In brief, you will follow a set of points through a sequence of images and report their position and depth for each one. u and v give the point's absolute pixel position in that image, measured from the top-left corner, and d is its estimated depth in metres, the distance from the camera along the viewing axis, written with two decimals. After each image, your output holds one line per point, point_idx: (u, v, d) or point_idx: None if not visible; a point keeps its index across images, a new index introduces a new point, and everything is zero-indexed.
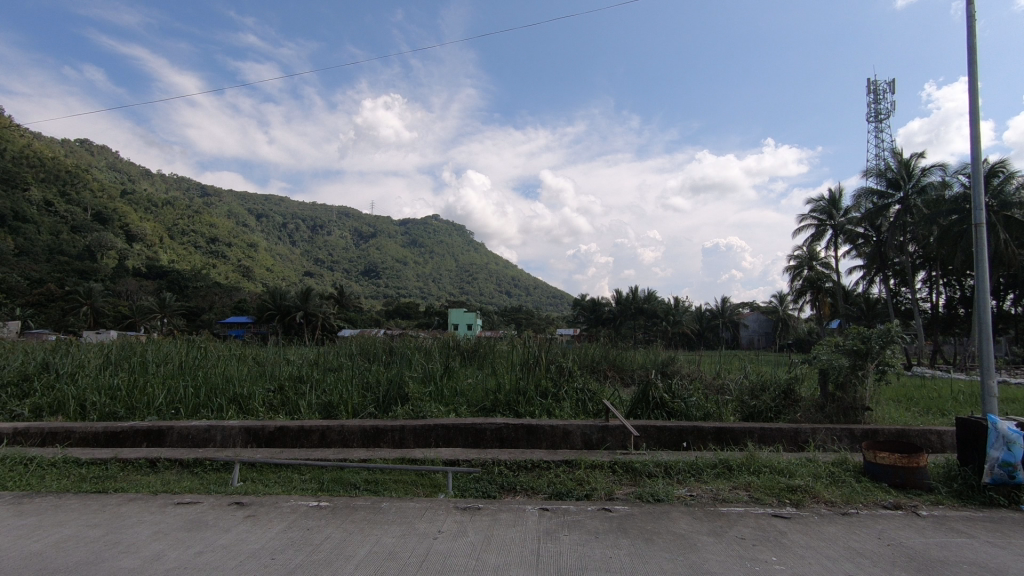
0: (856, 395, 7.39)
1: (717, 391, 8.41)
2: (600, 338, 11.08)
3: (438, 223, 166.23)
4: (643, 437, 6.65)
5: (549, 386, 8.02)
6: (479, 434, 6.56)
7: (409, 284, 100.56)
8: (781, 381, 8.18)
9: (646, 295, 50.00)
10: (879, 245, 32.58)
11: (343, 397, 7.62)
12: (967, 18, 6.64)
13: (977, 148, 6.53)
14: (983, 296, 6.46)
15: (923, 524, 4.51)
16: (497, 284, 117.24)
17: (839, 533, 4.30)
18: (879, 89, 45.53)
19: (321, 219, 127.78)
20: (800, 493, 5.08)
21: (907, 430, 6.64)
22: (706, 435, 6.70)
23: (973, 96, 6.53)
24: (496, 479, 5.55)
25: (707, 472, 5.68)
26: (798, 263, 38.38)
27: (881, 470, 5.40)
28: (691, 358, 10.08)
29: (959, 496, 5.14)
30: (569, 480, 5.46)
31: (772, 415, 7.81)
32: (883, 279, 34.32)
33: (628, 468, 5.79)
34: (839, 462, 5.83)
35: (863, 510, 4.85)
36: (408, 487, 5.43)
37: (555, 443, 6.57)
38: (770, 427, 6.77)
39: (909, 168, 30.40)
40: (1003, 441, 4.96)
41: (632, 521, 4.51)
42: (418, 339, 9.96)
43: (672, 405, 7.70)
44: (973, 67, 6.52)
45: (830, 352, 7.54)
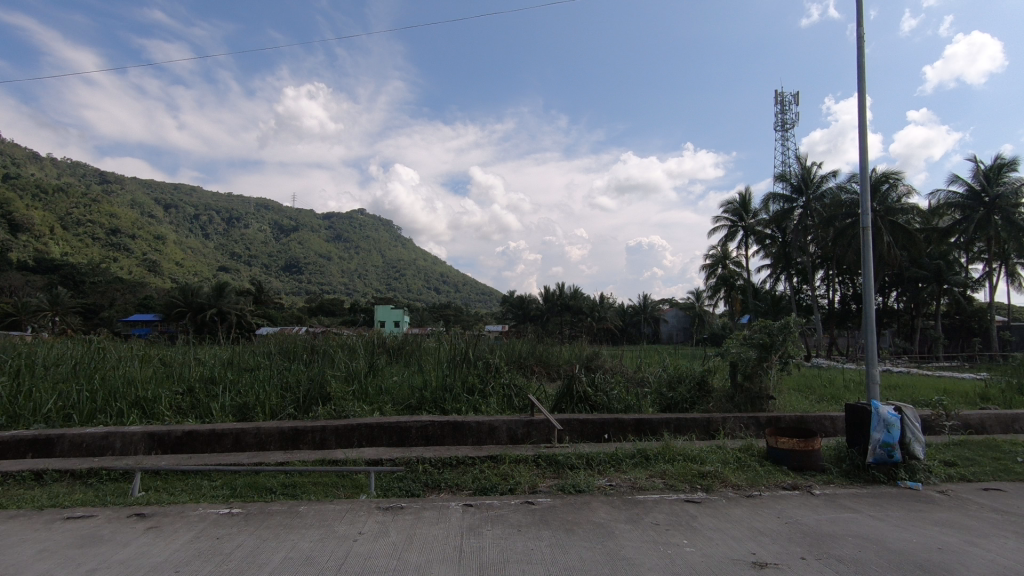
0: (762, 385, 7.98)
1: (638, 384, 8.74)
2: (528, 334, 11.19)
3: (364, 217, 162.09)
4: (567, 430, 6.83)
5: (476, 382, 8.02)
6: (403, 432, 6.48)
7: (333, 279, 97.21)
8: (696, 373, 8.56)
9: (573, 291, 50.91)
10: (784, 245, 35.09)
11: (260, 399, 7.28)
12: (858, 40, 7.27)
13: (867, 157, 7.15)
14: (870, 291, 7.09)
15: (817, 502, 4.92)
16: (426, 280, 115.81)
17: (744, 515, 4.59)
18: (785, 101, 48.83)
19: (237, 211, 120.86)
20: (710, 479, 5.39)
21: (805, 417, 7.23)
22: (625, 427, 6.98)
23: (862, 110, 7.15)
24: (420, 477, 5.49)
25: (625, 462, 5.90)
26: (713, 261, 40.65)
27: (782, 454, 5.82)
28: (614, 353, 10.40)
29: (847, 475, 5.65)
30: (494, 475, 5.49)
31: (687, 406, 8.16)
32: (787, 277, 36.97)
33: (551, 461, 5.90)
34: (746, 448, 6.23)
35: (766, 492, 5.22)
36: (328, 490, 5.26)
37: (481, 439, 6.60)
38: (684, 417, 7.16)
39: (810, 174, 32.90)
40: (884, 424, 5.52)
41: (553, 513, 4.62)
42: (341, 337, 9.63)
43: (595, 398, 7.95)
44: (862, 84, 7.14)
45: (739, 345, 8.05)
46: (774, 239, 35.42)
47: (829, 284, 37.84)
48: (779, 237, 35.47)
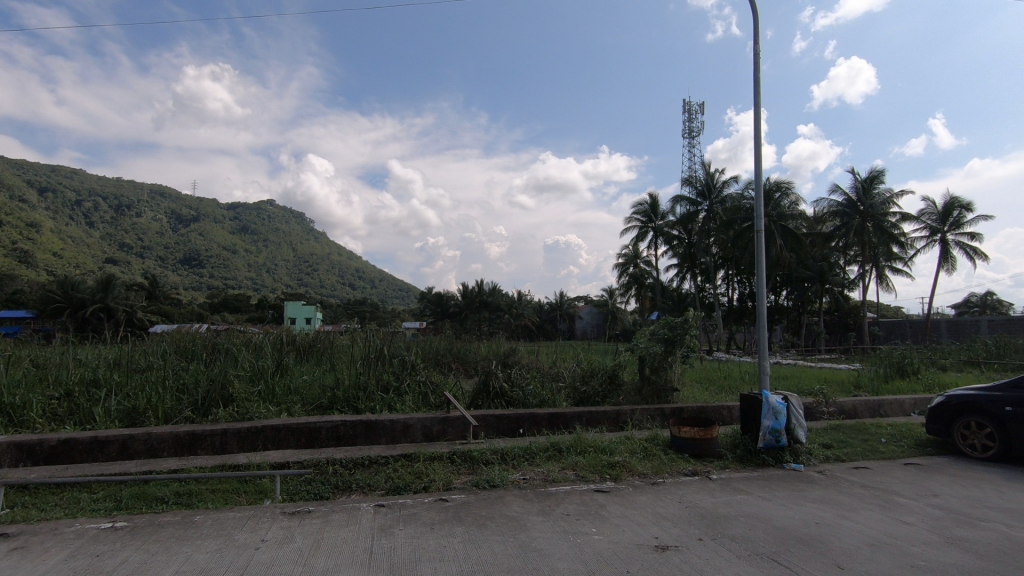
0: (667, 377, 8.45)
1: (553, 379, 8.94)
2: (445, 331, 11.12)
3: (274, 209, 153.75)
4: (482, 426, 6.85)
5: (391, 380, 7.88)
6: (313, 434, 6.23)
7: (238, 273, 91.36)
8: (607, 367, 8.89)
9: (491, 288, 51.14)
10: (690, 246, 37.21)
11: (152, 401, 6.71)
12: (754, 57, 7.83)
13: (762, 166, 7.72)
14: (762, 289, 7.69)
15: (714, 486, 5.26)
16: (340, 276, 111.75)
17: (649, 501, 4.83)
18: (692, 110, 51.70)
19: (127, 198, 110.48)
20: (619, 469, 5.62)
21: (706, 408, 7.72)
22: (540, 421, 7.12)
23: (757, 122, 7.71)
24: (330, 479, 5.29)
25: (539, 456, 6.02)
26: (625, 260, 42.39)
27: (684, 443, 6.18)
28: (531, 348, 10.56)
29: (741, 460, 6.09)
30: (407, 474, 5.40)
31: (598, 399, 8.46)
32: (692, 277, 39.21)
33: (466, 457, 5.90)
34: (651, 439, 6.55)
35: (669, 478, 5.52)
36: (228, 496, 4.94)
37: (394, 438, 6.48)
38: (595, 410, 7.42)
39: (713, 180, 35.14)
40: (772, 412, 6.00)
41: (466, 509, 4.61)
42: (246, 334, 9.08)
43: (511, 394, 8.04)
44: (757, 98, 7.71)
45: (647, 341, 8.46)
46: (681, 240, 37.46)
47: (729, 283, 40.60)
48: (685, 238, 37.54)
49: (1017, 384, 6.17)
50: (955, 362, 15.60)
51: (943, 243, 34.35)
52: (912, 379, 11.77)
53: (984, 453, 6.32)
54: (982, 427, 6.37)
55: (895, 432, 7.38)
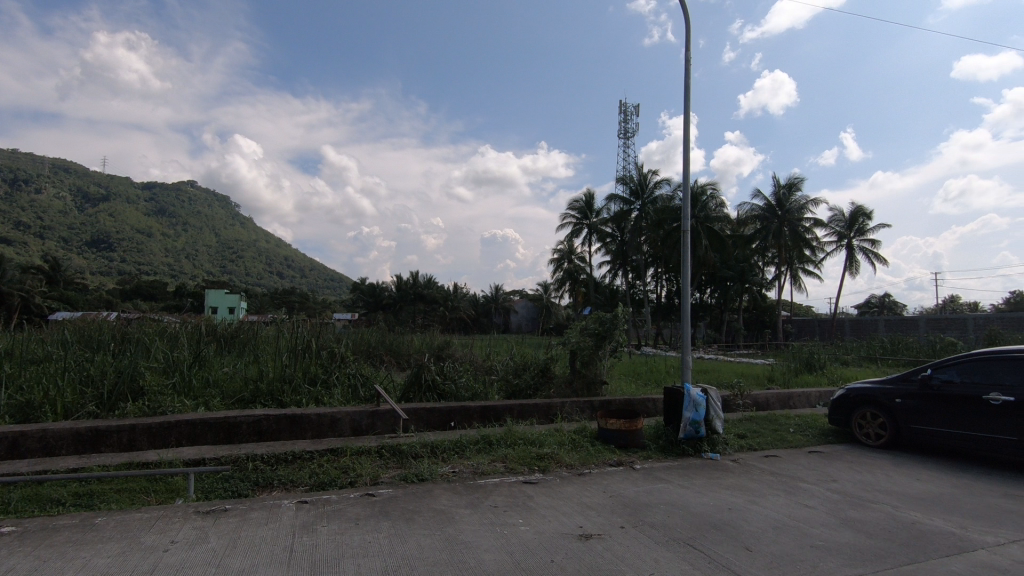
0: (596, 371, 8.67)
1: (485, 372, 8.96)
2: (378, 323, 10.91)
3: (195, 191, 144.65)
4: (412, 420, 6.79)
5: (319, 372, 7.63)
6: (232, 429, 5.94)
7: (154, 258, 85.29)
8: (540, 360, 8.99)
9: (426, 280, 50.55)
10: (622, 244, 38.30)
11: (50, 395, 6.17)
12: (685, 64, 8.15)
13: (689, 169, 8.04)
14: (686, 286, 8.02)
15: (637, 476, 5.47)
16: (268, 264, 106.88)
17: (575, 492, 4.95)
18: (627, 111, 53.06)
19: (25, 173, 100.44)
20: (547, 460, 5.73)
21: (632, 400, 8.01)
22: (471, 414, 7.13)
23: (686, 126, 8.02)
24: (250, 476, 5.07)
25: (469, 449, 6.02)
26: (560, 256, 43.10)
27: (611, 434, 6.37)
28: (465, 341, 10.54)
29: (663, 450, 6.36)
30: (333, 469, 5.26)
31: (530, 392, 8.56)
32: (623, 274, 40.38)
33: (395, 451, 5.81)
34: (580, 431, 6.71)
35: (595, 469, 5.68)
36: (135, 496, 4.63)
37: (321, 433, 6.30)
38: (527, 403, 7.50)
39: (645, 180, 36.31)
40: (693, 404, 6.30)
41: (393, 504, 4.55)
42: (160, 323, 8.52)
43: (442, 387, 8.00)
44: (686, 103, 8.02)
45: (578, 335, 8.64)
46: (614, 237, 38.46)
47: (658, 280, 42.12)
48: (618, 236, 38.60)
49: (906, 377, 6.78)
50: (856, 358, 17.00)
51: (849, 248, 37.18)
52: (818, 373, 12.72)
53: (877, 441, 6.92)
54: (876, 417, 6.96)
55: (802, 422, 7.95)
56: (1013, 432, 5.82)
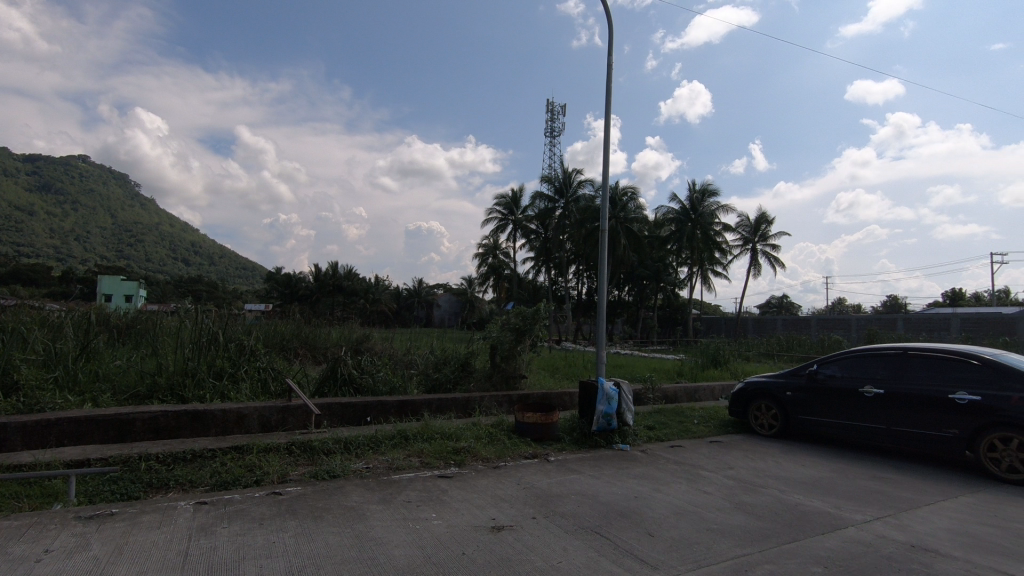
0: (515, 365, 8.79)
1: (405, 366, 8.84)
2: (293, 314, 10.47)
3: (86, 167, 131.55)
4: (325, 415, 6.57)
5: (225, 366, 7.22)
6: (125, 426, 5.50)
7: (35, 239, 76.73)
8: (460, 355, 8.98)
9: (346, 272, 48.97)
10: (546, 241, 38.93)
11: None
12: (607, 69, 8.40)
13: (608, 171, 8.31)
14: (603, 283, 8.28)
15: (551, 468, 5.61)
16: (171, 249, 99.25)
17: (490, 485, 5.01)
18: (554, 110, 53.86)
19: None
20: (463, 454, 5.75)
21: (549, 394, 8.19)
22: (387, 408, 7.01)
23: (607, 128, 8.28)
24: (142, 477, 4.70)
25: (384, 444, 5.92)
26: (484, 251, 43.17)
27: (527, 427, 6.49)
28: (384, 334, 10.34)
29: (577, 442, 6.57)
30: (237, 467, 5.00)
31: (450, 386, 8.53)
32: (547, 270, 41.07)
33: (305, 447, 5.60)
34: (497, 424, 6.79)
35: (510, 461, 5.77)
36: (4, 502, 4.17)
37: (226, 429, 5.96)
38: (445, 398, 7.48)
39: (569, 179, 37.14)
40: (606, 397, 6.56)
41: (300, 502, 4.39)
42: (42, 310, 7.71)
43: (359, 381, 7.82)
44: (607, 106, 8.27)
45: (499, 330, 8.71)
46: (538, 234, 39.02)
47: (579, 277, 43.22)
48: (542, 233, 39.19)
49: (795, 372, 7.38)
50: (756, 354, 18.29)
51: (753, 252, 39.86)
52: (722, 368, 13.59)
53: (770, 431, 7.51)
54: (769, 409, 7.55)
55: (705, 414, 8.47)
56: (883, 421, 6.49)
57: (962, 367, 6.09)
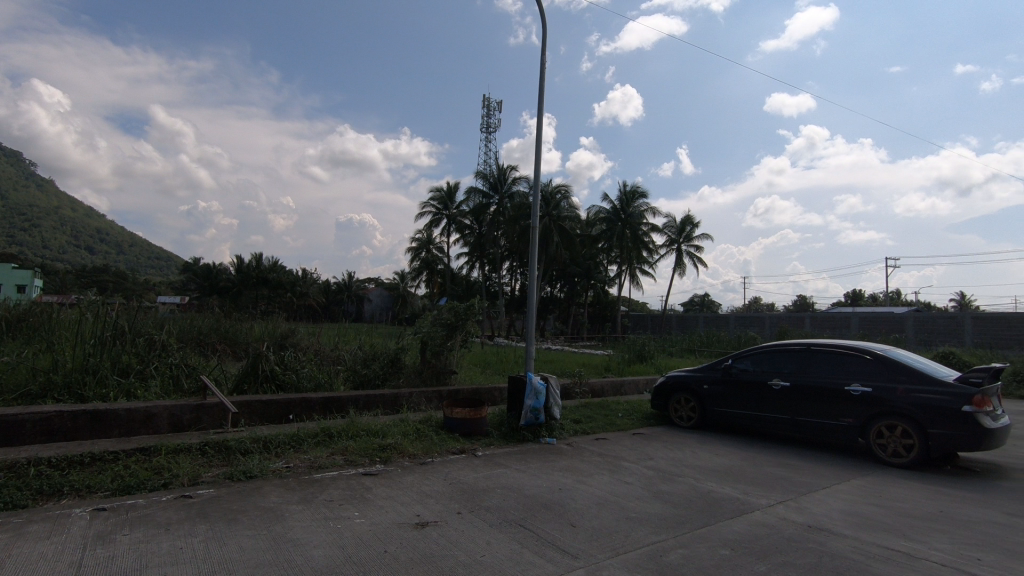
0: (446, 361, 8.73)
1: (332, 361, 8.59)
2: (211, 307, 9.91)
3: None
4: (244, 413, 6.28)
5: (133, 363, 6.74)
6: (11, 428, 5.01)
7: None
8: (390, 350, 8.82)
9: (272, 264, 46.85)
10: (480, 236, 38.90)
11: None
12: (540, 69, 8.50)
13: (539, 169, 8.41)
14: (534, 278, 8.38)
15: (478, 463, 5.63)
16: (74, 236, 91.20)
17: (416, 481, 4.97)
18: (491, 106, 53.86)
19: None
20: (389, 451, 5.66)
21: (479, 390, 8.20)
22: (312, 405, 6.79)
23: (540, 126, 8.37)
24: (31, 483, 4.29)
25: (306, 442, 5.73)
26: (417, 245, 42.55)
27: (456, 423, 6.47)
28: (311, 329, 9.99)
29: (505, 437, 6.63)
30: (143, 470, 4.67)
31: (378, 382, 8.36)
32: (480, 266, 41.05)
33: (220, 447, 5.32)
34: (425, 420, 6.73)
35: (438, 458, 5.73)
36: None
37: (132, 429, 5.57)
38: (373, 394, 7.34)
39: (504, 176, 37.32)
40: (534, 392, 6.67)
41: (213, 504, 4.18)
42: None
43: (282, 378, 7.53)
44: (541, 106, 8.37)
45: (430, 325, 8.62)
46: (472, 229, 38.93)
47: (512, 273, 43.54)
48: (476, 229, 39.12)
49: (712, 366, 7.78)
50: (679, 350, 19.14)
51: (678, 253, 41.63)
52: (647, 362, 14.13)
53: (688, 422, 7.90)
54: (688, 401, 7.93)
55: (629, 407, 8.78)
56: (788, 412, 6.98)
57: (857, 361, 6.65)
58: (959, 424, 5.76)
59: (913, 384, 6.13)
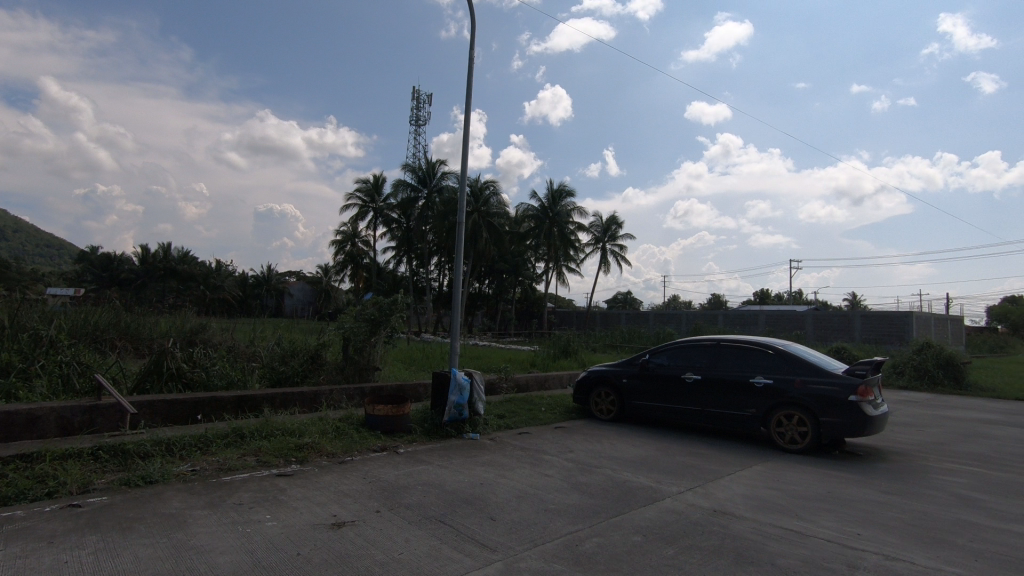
0: (369, 357, 8.52)
1: (246, 359, 8.17)
2: (109, 301, 9.13)
3: None
4: (144, 414, 5.85)
5: (15, 361, 6.11)
6: None
7: None
8: (310, 346, 8.50)
9: (181, 255, 43.82)
10: (407, 231, 38.26)
11: None
12: (467, 64, 8.45)
13: (465, 164, 8.38)
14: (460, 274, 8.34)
15: (399, 460, 5.56)
16: None
17: (333, 480, 4.83)
18: (420, 98, 53.07)
19: None
20: (305, 451, 5.46)
21: (403, 387, 8.09)
22: (223, 405, 6.43)
23: (466, 121, 8.34)
24: None
25: (215, 444, 5.42)
26: (341, 238, 41.22)
27: (377, 420, 6.34)
28: (224, 324, 9.44)
29: (428, 434, 6.57)
30: (23, 480, 4.24)
31: (297, 380, 8.04)
32: (408, 260, 40.38)
33: (116, 452, 4.93)
34: (345, 418, 6.54)
35: (357, 456, 5.60)
36: None
37: (11, 434, 5.05)
38: (290, 392, 7.05)
39: (433, 170, 36.88)
40: (458, 388, 6.65)
41: (105, 513, 3.86)
42: None
43: (190, 376, 7.07)
44: (467, 100, 8.33)
45: (353, 320, 8.38)
46: (399, 223, 38.23)
47: (440, 269, 43.15)
48: (403, 223, 38.43)
49: (631, 361, 8.08)
50: (602, 346, 19.75)
51: (602, 251, 42.90)
52: (570, 357, 14.48)
53: (607, 415, 8.18)
54: (607, 395, 8.21)
55: (552, 402, 8.96)
56: (700, 404, 7.38)
57: (760, 356, 7.13)
58: (846, 413, 6.33)
59: (808, 377, 6.66)
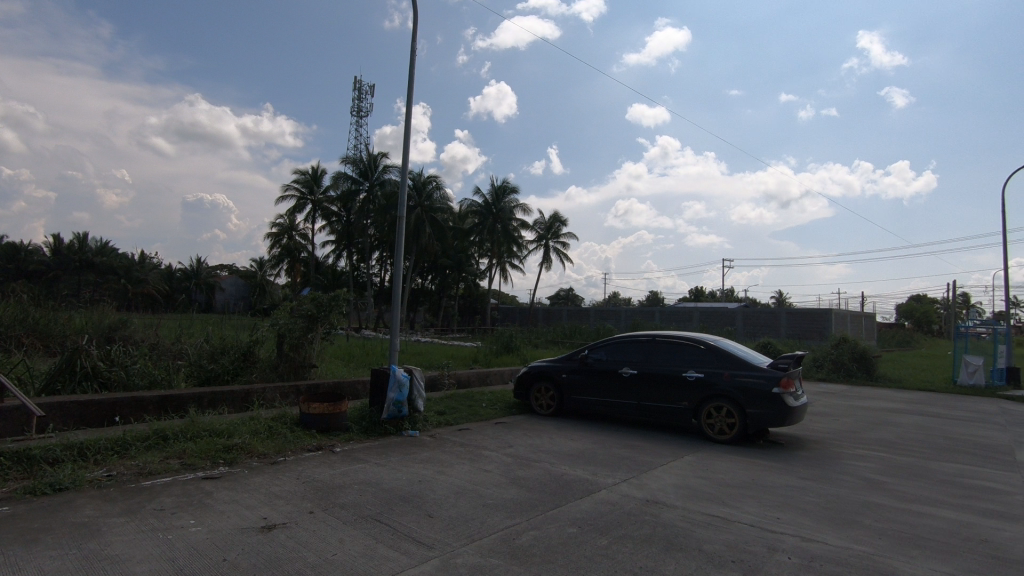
0: (305, 354, 8.24)
1: (170, 357, 7.72)
2: (14, 295, 8.40)
3: None
4: (53, 417, 5.44)
5: None
6: None
7: None
8: (241, 344, 8.13)
9: (100, 245, 40.86)
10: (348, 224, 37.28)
11: None
12: (410, 54, 8.31)
13: (406, 157, 8.25)
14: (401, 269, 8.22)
15: (334, 459, 5.42)
16: None
17: (264, 482, 4.66)
18: (362, 89, 51.77)
19: None
20: (235, 452, 5.24)
21: (340, 384, 7.90)
22: (144, 405, 6.06)
23: (408, 113, 8.20)
24: None
25: (134, 447, 5.10)
26: (277, 231, 39.67)
27: (312, 418, 6.18)
28: (147, 320, 8.88)
29: (365, 431, 6.46)
30: None
31: (227, 378, 7.68)
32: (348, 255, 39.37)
33: (19, 458, 4.55)
34: (278, 417, 6.32)
35: (290, 456, 5.42)
36: None
37: None
38: (219, 390, 6.73)
39: (375, 162, 36.07)
40: (397, 385, 6.56)
41: (5, 524, 3.56)
42: None
43: (107, 375, 6.62)
44: (410, 91, 8.20)
45: (288, 316, 8.09)
46: (339, 217, 37.20)
47: (382, 264, 42.32)
48: (343, 216, 37.42)
49: (571, 357, 8.22)
50: (544, 341, 19.97)
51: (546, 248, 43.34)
52: (512, 353, 14.56)
53: (547, 410, 8.30)
54: (548, 390, 8.33)
55: (493, 398, 8.99)
56: (635, 397, 7.61)
57: (693, 350, 7.43)
58: (770, 403, 6.70)
59: (736, 370, 6.99)
